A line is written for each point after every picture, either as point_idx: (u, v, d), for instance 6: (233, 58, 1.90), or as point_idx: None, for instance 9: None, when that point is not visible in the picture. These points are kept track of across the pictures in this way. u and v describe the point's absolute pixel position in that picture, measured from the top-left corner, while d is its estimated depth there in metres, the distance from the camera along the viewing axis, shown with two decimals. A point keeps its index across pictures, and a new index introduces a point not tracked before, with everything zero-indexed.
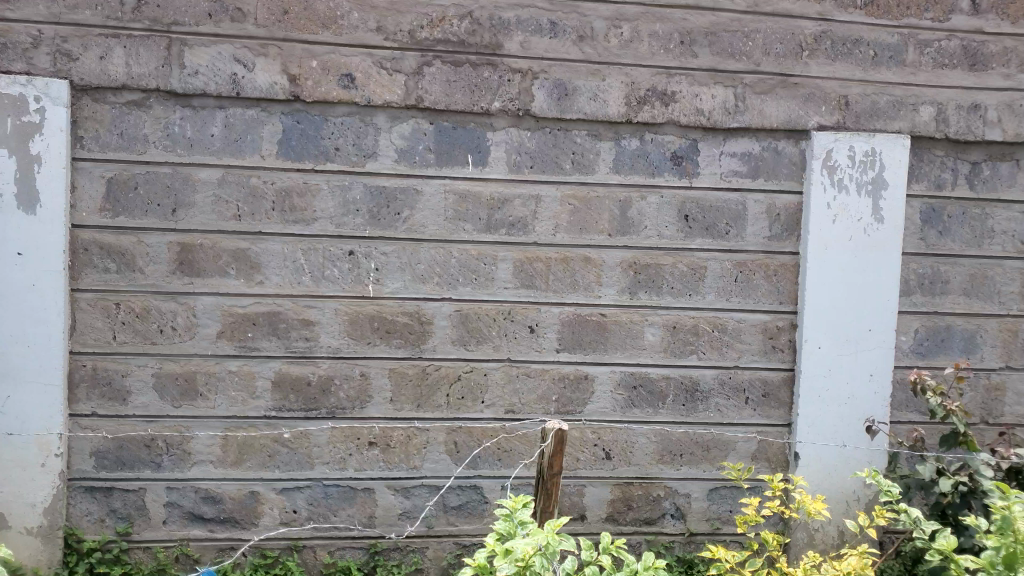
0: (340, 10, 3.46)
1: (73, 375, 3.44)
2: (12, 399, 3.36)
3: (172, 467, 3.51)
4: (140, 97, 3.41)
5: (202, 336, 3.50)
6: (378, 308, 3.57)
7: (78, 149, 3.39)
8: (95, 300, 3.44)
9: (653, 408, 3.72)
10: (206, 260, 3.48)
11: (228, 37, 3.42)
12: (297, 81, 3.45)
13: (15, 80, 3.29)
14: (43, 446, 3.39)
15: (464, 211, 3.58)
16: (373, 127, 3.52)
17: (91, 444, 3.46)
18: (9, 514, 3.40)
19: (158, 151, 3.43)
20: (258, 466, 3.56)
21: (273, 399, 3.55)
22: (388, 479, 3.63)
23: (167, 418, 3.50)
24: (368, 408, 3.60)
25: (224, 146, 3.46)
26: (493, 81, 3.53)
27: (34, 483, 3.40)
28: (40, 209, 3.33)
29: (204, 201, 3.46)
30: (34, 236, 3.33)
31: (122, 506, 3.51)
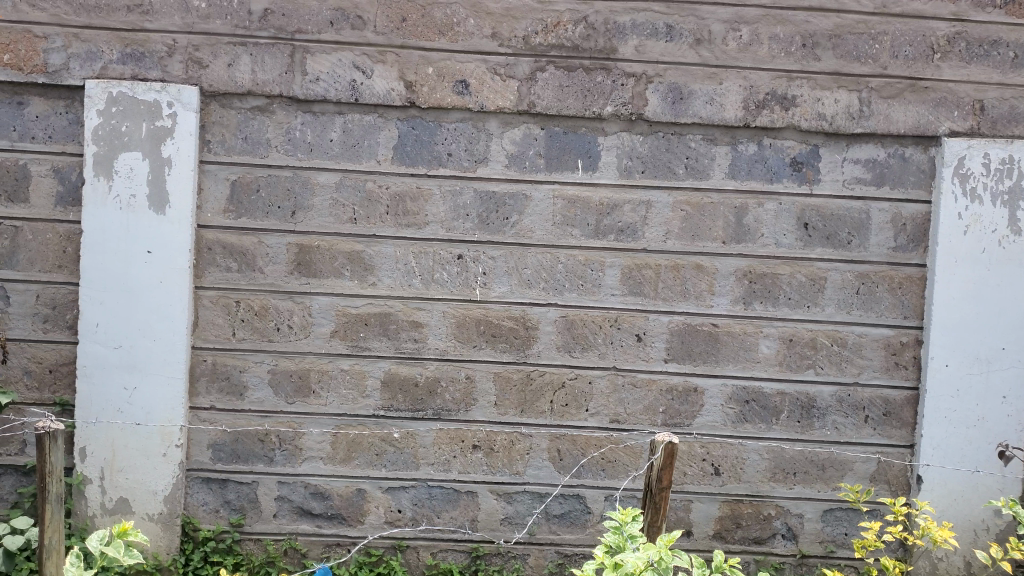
0: (456, 17, 3.50)
1: (194, 369, 3.58)
2: (138, 391, 3.51)
3: (284, 462, 3.61)
4: (265, 103, 3.54)
5: (316, 335, 3.59)
6: (484, 311, 3.58)
7: (206, 152, 3.54)
8: (217, 298, 3.57)
9: (766, 424, 3.59)
10: (322, 261, 3.57)
11: (349, 45, 3.51)
12: (414, 87, 3.51)
13: (151, 87, 3.45)
14: (165, 436, 3.53)
15: (573, 217, 3.56)
16: (485, 133, 3.55)
17: (209, 436, 3.60)
18: (132, 500, 3.55)
19: (279, 155, 3.55)
20: (366, 464, 3.62)
21: (381, 399, 3.61)
22: (491, 484, 3.62)
23: (282, 414, 3.61)
24: (472, 411, 3.61)
25: (343, 151, 3.55)
26: (607, 86, 3.50)
27: (156, 472, 3.54)
28: (169, 209, 3.48)
29: (322, 204, 3.56)
30: (163, 236, 3.48)
31: (236, 497, 3.63)
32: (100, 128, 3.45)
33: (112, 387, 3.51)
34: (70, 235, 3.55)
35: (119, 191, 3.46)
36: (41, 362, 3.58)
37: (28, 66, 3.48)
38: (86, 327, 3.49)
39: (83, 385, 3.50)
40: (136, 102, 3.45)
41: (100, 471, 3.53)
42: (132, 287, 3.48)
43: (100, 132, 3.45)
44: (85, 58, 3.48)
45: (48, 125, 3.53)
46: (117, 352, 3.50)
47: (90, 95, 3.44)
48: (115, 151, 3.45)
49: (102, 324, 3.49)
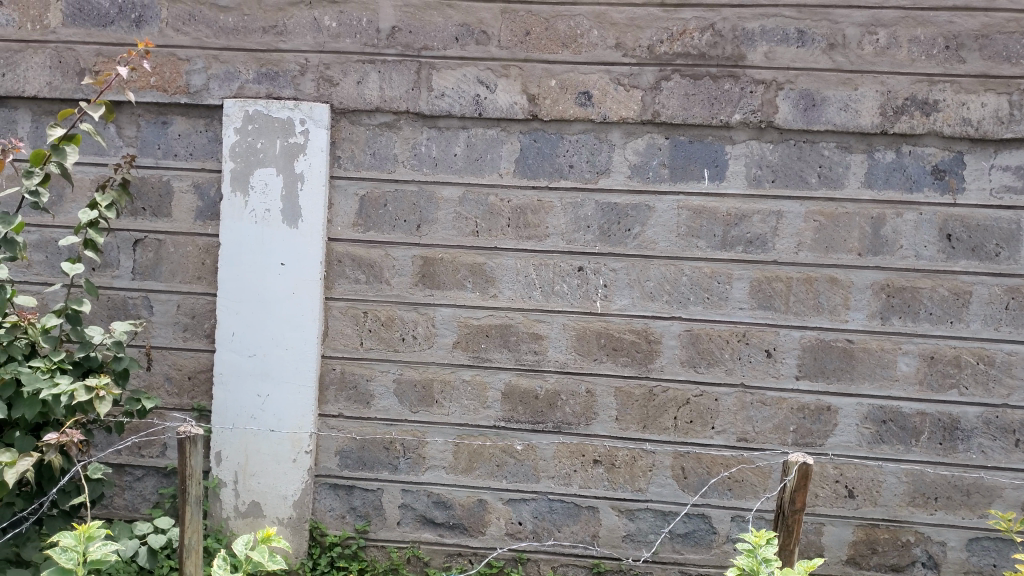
0: (580, 29, 3.49)
1: (324, 378, 3.68)
2: (271, 398, 3.64)
3: (408, 470, 3.67)
4: (392, 119, 3.61)
5: (439, 345, 3.63)
6: (606, 324, 3.54)
7: (336, 168, 3.64)
8: (346, 309, 3.67)
9: (904, 445, 3.41)
10: (445, 274, 3.61)
11: (474, 60, 3.55)
12: (537, 100, 3.51)
13: (285, 105, 3.57)
14: (296, 442, 3.64)
15: (699, 228, 3.48)
16: (608, 144, 3.51)
17: (337, 443, 3.69)
18: (264, 504, 3.67)
19: (406, 170, 3.62)
20: (488, 474, 3.63)
21: (502, 410, 3.61)
22: (613, 500, 3.57)
23: (406, 423, 3.67)
24: (593, 425, 3.57)
25: (466, 165, 3.59)
26: (735, 94, 3.42)
27: (286, 477, 3.65)
28: (301, 223, 3.59)
29: (446, 217, 3.60)
30: (295, 249, 3.60)
31: (361, 504, 3.71)
32: (237, 145, 3.60)
33: (247, 393, 3.64)
34: (209, 248, 3.71)
35: (254, 206, 3.59)
36: (181, 368, 3.75)
37: (172, 87, 3.67)
38: (223, 335, 3.63)
39: (220, 392, 3.65)
40: (271, 120, 3.58)
41: (234, 475, 3.67)
42: (266, 298, 3.61)
43: (237, 149, 3.60)
44: (224, 78, 3.64)
45: (190, 143, 3.71)
46: (251, 360, 3.63)
47: (228, 114, 3.59)
48: (251, 167, 3.59)
49: (238, 333, 3.63)
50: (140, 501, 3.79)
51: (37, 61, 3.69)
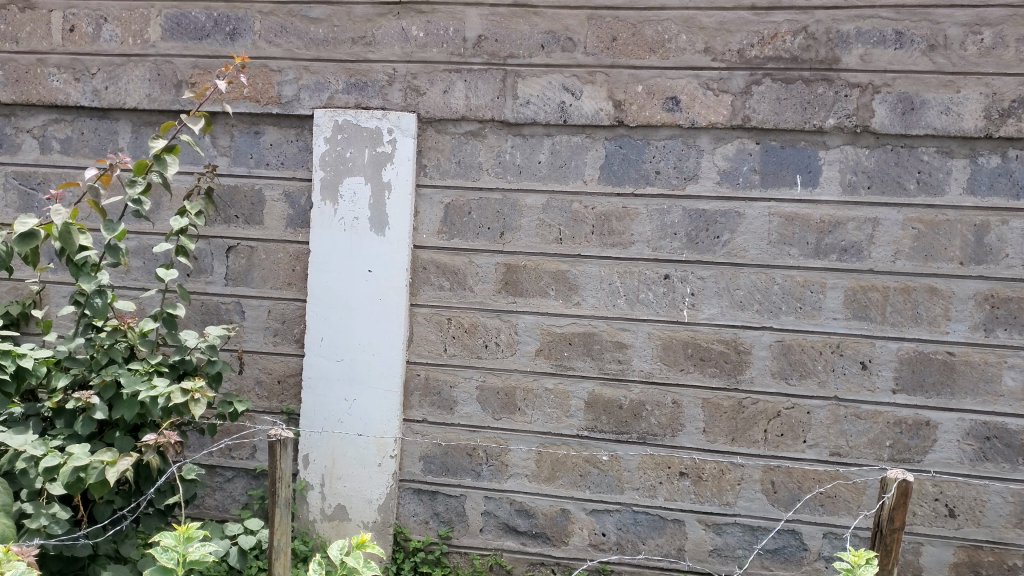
0: (668, 34, 3.44)
1: (409, 383, 3.72)
2: (357, 402, 3.69)
3: (491, 477, 3.67)
4: (477, 127, 3.63)
5: (522, 353, 3.63)
6: (693, 334, 3.48)
7: (422, 176, 3.68)
8: (430, 315, 3.69)
9: (1009, 464, 3.26)
10: (529, 281, 3.60)
11: (560, 67, 3.54)
12: (623, 106, 3.48)
13: (373, 115, 3.63)
14: (381, 447, 3.68)
15: (790, 235, 3.39)
16: (696, 150, 3.46)
17: (420, 449, 3.71)
18: (350, 507, 3.72)
19: (490, 177, 3.62)
20: (571, 484, 3.60)
21: (585, 420, 3.58)
22: (700, 513, 3.51)
23: (489, 430, 3.67)
24: (679, 437, 3.51)
25: (551, 172, 3.58)
26: (829, 97, 3.32)
27: (371, 481, 3.70)
28: (388, 230, 3.63)
29: (530, 224, 3.59)
30: (382, 256, 3.64)
31: (445, 510, 3.72)
32: (327, 154, 3.66)
33: (334, 398, 3.70)
34: (299, 255, 3.78)
35: (343, 214, 3.65)
36: (271, 372, 3.84)
37: (264, 98, 3.76)
38: (312, 340, 3.70)
39: (308, 396, 3.72)
40: (359, 129, 3.64)
41: (321, 478, 3.73)
42: (353, 304, 3.67)
43: (327, 159, 3.66)
44: (314, 89, 3.72)
45: (281, 152, 3.80)
46: (339, 365, 3.69)
47: (318, 123, 3.66)
48: (340, 175, 3.65)
49: (326, 338, 3.69)
50: (230, 502, 3.88)
51: (138, 74, 3.83)
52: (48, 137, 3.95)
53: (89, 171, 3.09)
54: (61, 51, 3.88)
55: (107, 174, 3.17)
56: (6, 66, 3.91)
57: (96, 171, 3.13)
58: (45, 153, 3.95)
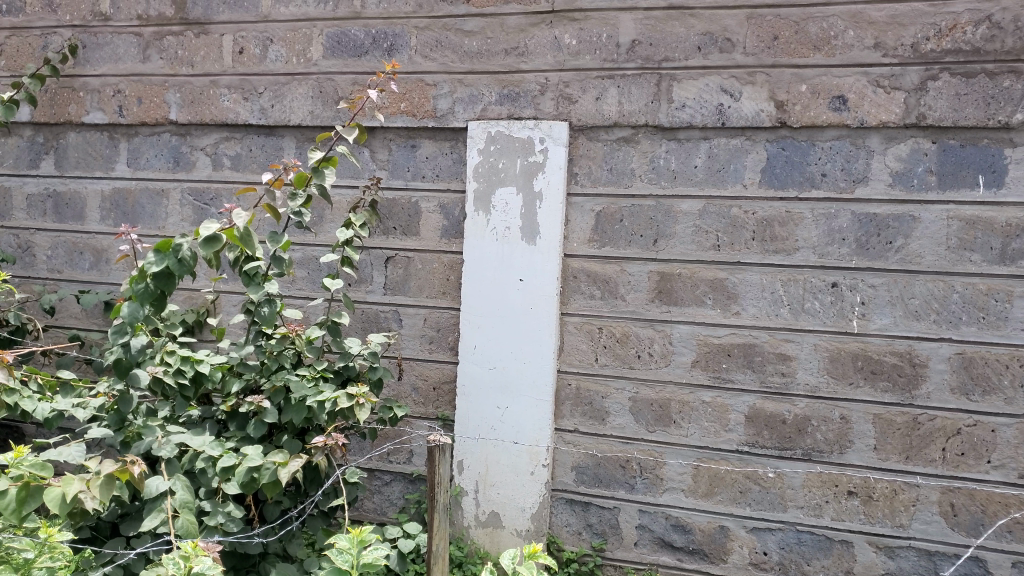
0: (834, 30, 3.29)
1: (560, 393, 3.69)
2: (510, 410, 3.70)
3: (646, 491, 3.60)
4: (630, 133, 3.57)
5: (678, 364, 3.54)
6: (863, 345, 3.30)
7: (573, 185, 3.65)
8: (582, 324, 3.66)
9: None
10: (685, 290, 3.52)
11: (718, 68, 3.44)
12: (785, 107, 3.35)
13: (525, 125, 3.64)
14: (533, 456, 3.67)
15: (971, 240, 3.17)
16: (865, 151, 3.28)
17: (573, 458, 3.68)
18: (504, 515, 3.73)
19: (644, 184, 3.55)
20: (730, 500, 3.48)
21: (745, 434, 3.46)
22: (871, 536, 3.31)
23: (643, 442, 3.60)
24: (847, 454, 3.33)
25: (708, 177, 3.47)
26: (1015, 91, 3.09)
27: (524, 489, 3.69)
28: (539, 239, 3.63)
29: (685, 231, 3.50)
30: (534, 264, 3.64)
31: (598, 522, 3.67)
32: (480, 166, 3.71)
33: (487, 405, 3.72)
34: (453, 264, 3.84)
35: (495, 223, 3.68)
36: (426, 380, 3.91)
37: (420, 112, 3.84)
38: (465, 348, 3.75)
39: (463, 403, 3.77)
40: (511, 140, 3.66)
41: (475, 485, 3.76)
42: (506, 312, 3.68)
43: (480, 170, 3.70)
44: (468, 101, 3.76)
45: (436, 164, 3.87)
46: (492, 373, 3.71)
47: (472, 136, 3.72)
48: (493, 185, 3.68)
49: (479, 346, 3.72)
50: (388, 505, 3.97)
51: (301, 92, 3.99)
52: (220, 154, 4.17)
53: (268, 173, 3.13)
54: (232, 72, 4.10)
55: (280, 180, 3.22)
56: (182, 89, 4.17)
57: (271, 176, 3.19)
58: (217, 169, 4.17)
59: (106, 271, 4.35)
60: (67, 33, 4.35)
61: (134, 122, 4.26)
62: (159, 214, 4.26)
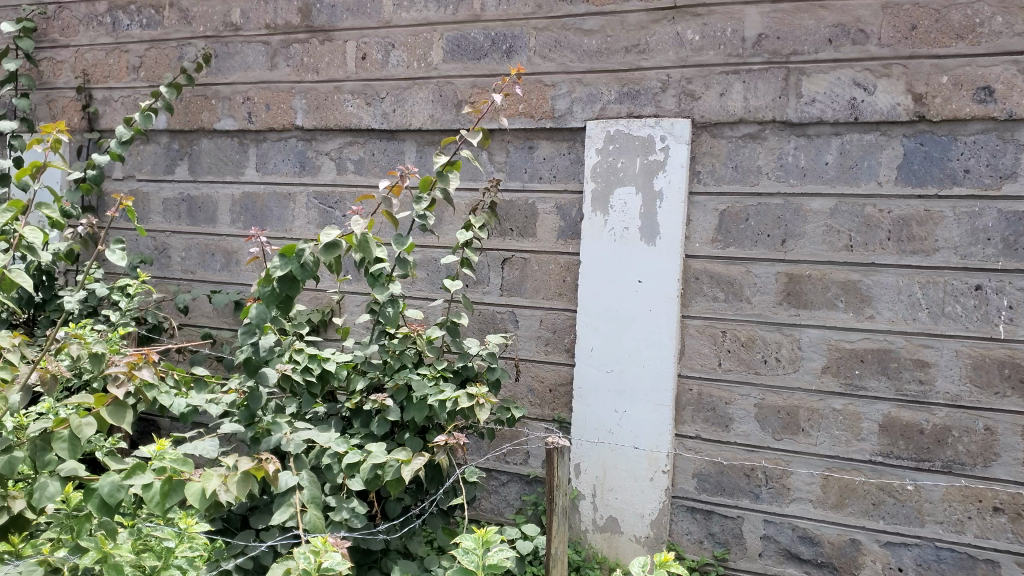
0: (980, 17, 3.10)
1: (680, 398, 3.62)
2: (627, 415, 3.64)
3: (771, 500, 3.48)
4: (756, 130, 3.46)
5: (807, 369, 3.41)
6: (1010, 352, 3.10)
7: (696, 183, 3.56)
8: (703, 327, 3.57)
9: None
10: (815, 293, 3.38)
11: (850, 61, 3.30)
12: (924, 100, 3.19)
13: (645, 123, 3.57)
14: (653, 461, 3.60)
15: None
16: (1014, 144, 3.08)
17: (694, 465, 3.60)
18: (622, 520, 3.67)
19: (770, 182, 3.44)
20: (862, 513, 3.33)
21: (879, 444, 3.29)
22: (1019, 556, 3.10)
23: (769, 450, 3.48)
24: (992, 468, 3.13)
25: (839, 174, 3.33)
26: None
27: (643, 495, 3.63)
28: (659, 240, 3.55)
29: (815, 231, 3.37)
30: (653, 266, 3.57)
31: (720, 531, 3.57)
32: (598, 165, 3.66)
33: (604, 409, 3.68)
34: (570, 266, 3.81)
35: (613, 224, 3.63)
36: (542, 381, 3.89)
37: (538, 113, 3.83)
38: (582, 351, 3.71)
39: (579, 406, 3.73)
40: (631, 139, 3.59)
41: (593, 489, 3.72)
42: (623, 315, 3.62)
43: (598, 170, 3.66)
44: (587, 100, 3.73)
45: (554, 165, 3.85)
46: (609, 376, 3.66)
47: (590, 135, 3.68)
48: (611, 186, 3.63)
49: (596, 349, 3.68)
50: (505, 505, 3.98)
51: (422, 96, 4.05)
52: (344, 159, 4.27)
53: (383, 181, 3.16)
54: (355, 78, 4.20)
55: (399, 186, 3.18)
56: (308, 95, 4.29)
57: (388, 182, 3.18)
58: (341, 174, 4.27)
59: (236, 272, 4.52)
60: (201, 44, 4.55)
61: (262, 129, 4.42)
62: (287, 217, 4.40)
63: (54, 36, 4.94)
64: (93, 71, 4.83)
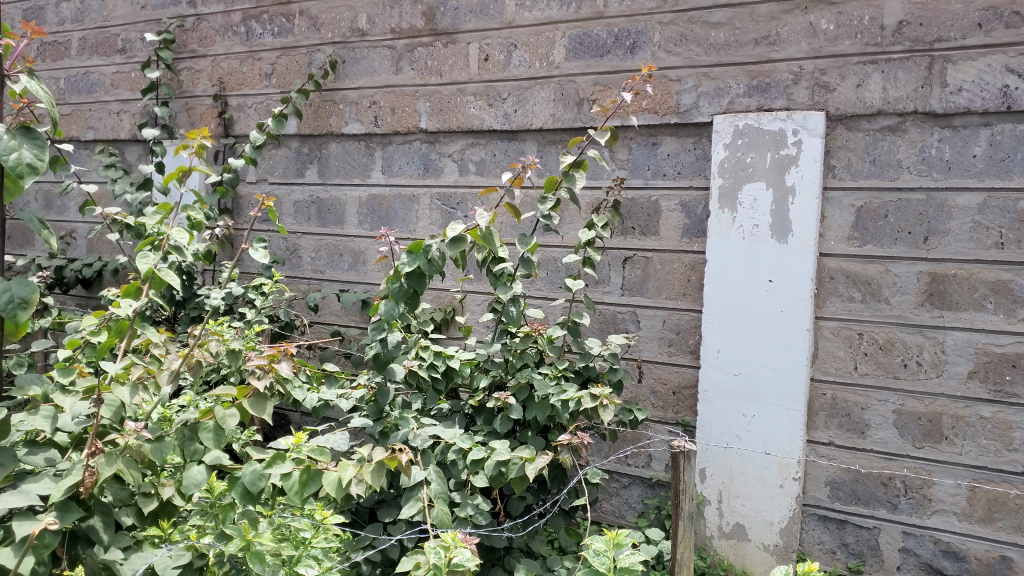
0: None
1: (813, 403, 3.48)
2: (757, 419, 3.53)
3: (911, 512, 3.30)
4: (896, 122, 3.30)
5: (951, 374, 3.22)
6: None
7: (830, 178, 3.42)
8: (838, 329, 3.42)
9: None
10: (961, 293, 3.19)
11: (1002, 46, 3.10)
12: None
13: (776, 116, 3.45)
14: (783, 468, 3.47)
15: None
16: None
17: (827, 473, 3.45)
18: (749, 527, 3.56)
19: (911, 176, 3.27)
20: (1013, 528, 3.12)
21: None
22: None
23: (908, 459, 3.30)
24: None
25: (988, 168, 3.14)
26: None
27: (772, 502, 3.50)
28: (791, 238, 3.43)
29: (961, 227, 3.19)
30: (785, 264, 3.44)
31: (855, 542, 3.42)
32: (726, 161, 3.56)
33: (732, 413, 3.58)
34: (695, 265, 3.73)
35: (742, 221, 3.53)
36: (666, 383, 3.82)
37: (663, 108, 3.77)
38: (708, 352, 3.62)
39: (705, 409, 3.65)
40: (761, 133, 3.48)
41: (719, 495, 3.62)
42: (753, 315, 3.51)
43: (726, 165, 3.56)
44: (714, 95, 3.64)
45: (678, 162, 3.77)
46: (736, 379, 3.56)
47: (718, 130, 3.58)
48: (740, 182, 3.53)
49: (723, 350, 3.59)
50: (627, 509, 3.92)
51: (544, 95, 4.04)
52: (466, 160, 4.31)
53: (506, 173, 3.15)
54: (478, 79, 4.23)
55: (520, 178, 3.18)
56: (431, 98, 4.36)
57: (511, 174, 3.16)
58: (463, 175, 4.31)
59: (363, 272, 4.64)
60: (329, 50, 4.69)
61: (387, 132, 4.51)
62: (411, 218, 4.48)
63: (193, 46, 5.19)
64: (228, 79, 5.05)
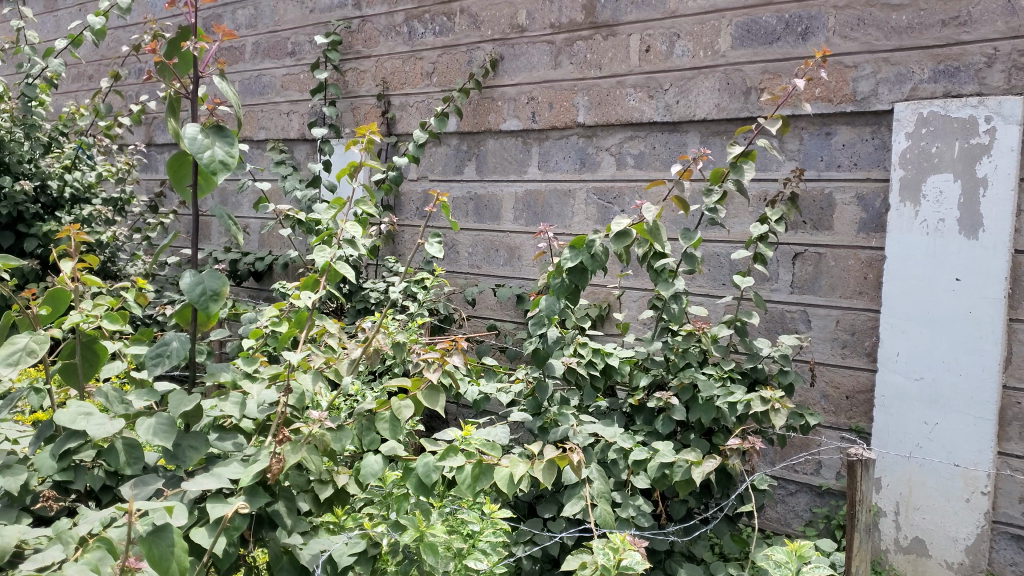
0: None
1: (1006, 412, 3.21)
2: (940, 427, 3.29)
3: None
4: None
5: None
6: None
7: None
8: None
9: None
10: None
11: None
12: None
13: (966, 102, 3.20)
14: (970, 480, 3.22)
15: None
16: None
17: (1021, 489, 3.19)
18: (931, 543, 3.33)
19: None
20: None
21: None
22: None
23: None
24: None
25: None
26: None
27: (957, 518, 3.26)
28: (982, 233, 3.17)
29: None
30: (975, 261, 3.19)
31: None
32: (909, 151, 3.34)
33: (912, 420, 3.35)
34: (873, 261, 3.52)
35: (926, 215, 3.30)
36: (838, 387, 3.63)
37: (838, 96, 3.57)
38: (886, 355, 3.41)
39: (881, 414, 3.44)
40: (949, 121, 3.24)
41: (896, 506, 3.41)
42: (937, 317, 3.28)
43: (908, 156, 3.34)
44: (895, 81, 3.42)
45: (855, 152, 3.57)
46: (917, 384, 3.33)
47: (899, 118, 3.36)
48: (924, 173, 3.30)
49: (903, 353, 3.37)
50: (793, 516, 3.76)
51: (708, 85, 3.92)
52: (625, 154, 4.24)
53: (675, 166, 3.10)
54: (638, 71, 4.15)
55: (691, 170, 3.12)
56: (590, 92, 4.31)
57: (680, 167, 3.09)
58: (621, 169, 4.25)
59: (519, 268, 4.67)
60: (488, 47, 4.73)
61: (545, 128, 4.51)
62: (567, 214, 4.46)
63: (358, 47, 5.36)
64: (391, 78, 5.19)
